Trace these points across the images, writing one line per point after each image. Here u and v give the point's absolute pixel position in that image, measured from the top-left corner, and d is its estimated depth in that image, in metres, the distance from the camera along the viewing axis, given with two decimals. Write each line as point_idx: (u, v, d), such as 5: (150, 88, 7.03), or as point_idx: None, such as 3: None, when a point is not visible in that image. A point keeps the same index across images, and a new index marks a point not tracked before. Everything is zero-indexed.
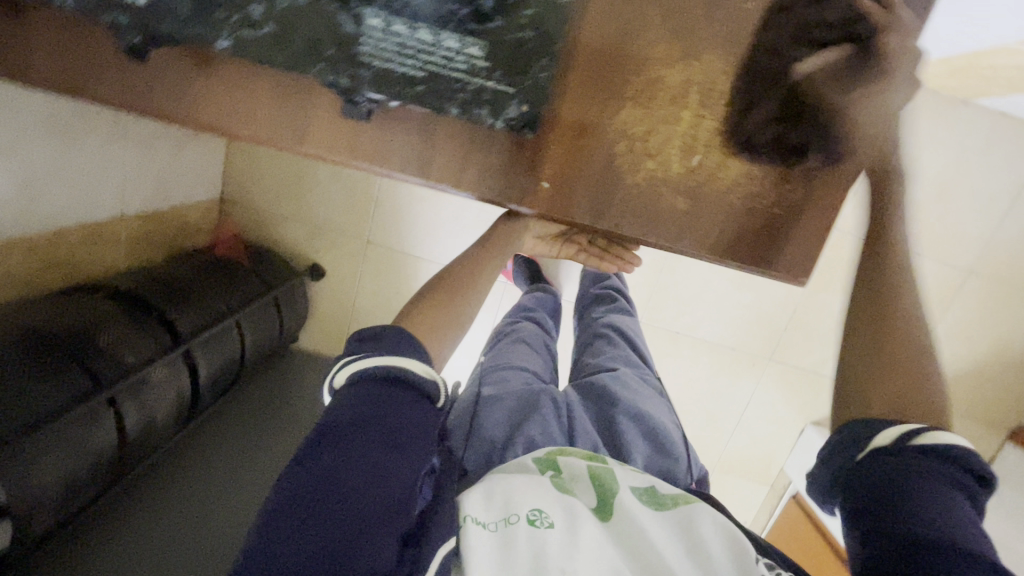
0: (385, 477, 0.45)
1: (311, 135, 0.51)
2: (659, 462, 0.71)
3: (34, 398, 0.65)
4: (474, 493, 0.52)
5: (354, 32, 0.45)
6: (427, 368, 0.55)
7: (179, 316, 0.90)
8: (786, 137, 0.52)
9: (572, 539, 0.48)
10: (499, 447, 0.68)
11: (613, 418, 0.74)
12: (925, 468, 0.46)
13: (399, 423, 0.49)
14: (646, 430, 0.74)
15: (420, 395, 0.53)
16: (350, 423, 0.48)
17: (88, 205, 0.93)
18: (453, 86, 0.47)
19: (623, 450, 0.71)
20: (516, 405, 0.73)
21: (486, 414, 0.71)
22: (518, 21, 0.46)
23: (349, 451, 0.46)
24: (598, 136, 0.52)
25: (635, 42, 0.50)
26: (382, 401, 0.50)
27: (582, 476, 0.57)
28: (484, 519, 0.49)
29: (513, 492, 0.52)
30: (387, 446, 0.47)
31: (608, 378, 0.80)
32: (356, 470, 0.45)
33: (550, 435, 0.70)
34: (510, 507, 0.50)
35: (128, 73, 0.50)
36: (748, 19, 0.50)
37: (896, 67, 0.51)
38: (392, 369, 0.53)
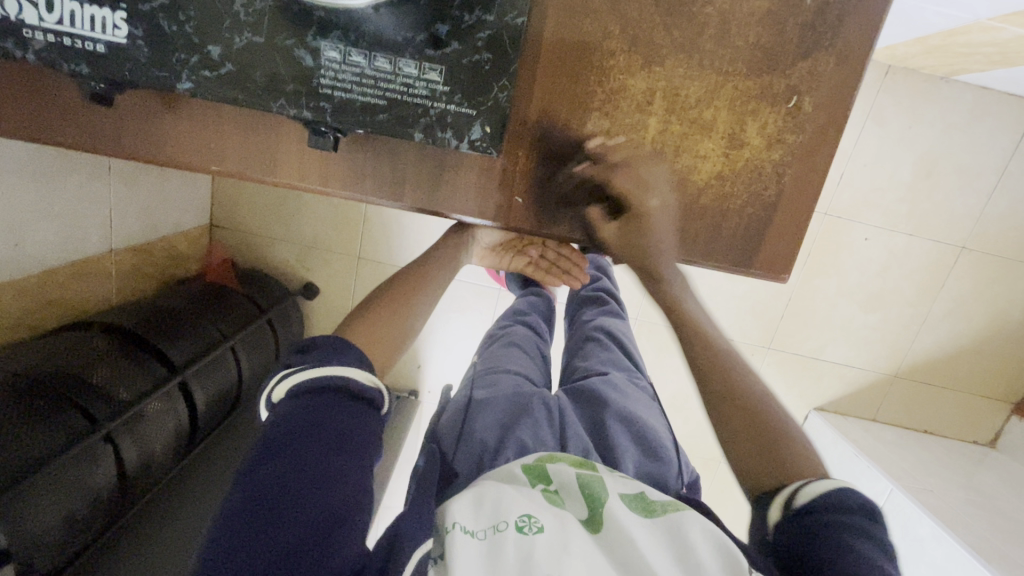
0: (334, 479, 0.49)
1: (280, 163, 0.52)
2: (650, 466, 0.72)
3: (31, 441, 0.65)
4: (463, 501, 0.52)
5: (313, 65, 0.44)
6: (370, 377, 0.59)
7: (171, 347, 0.90)
8: (752, 137, 0.52)
9: (559, 549, 0.48)
10: (491, 450, 0.68)
11: (604, 422, 0.74)
12: (833, 520, 0.46)
13: (347, 428, 0.53)
14: (636, 436, 0.74)
15: (364, 402, 0.57)
16: (298, 432, 0.51)
17: (75, 243, 0.94)
18: (415, 112, 0.45)
19: (615, 454, 0.71)
20: (507, 410, 0.73)
21: (478, 419, 0.72)
22: (479, 39, 0.44)
23: (295, 457, 0.49)
24: (566, 148, 0.52)
25: (596, 53, 0.50)
26: (324, 409, 0.53)
27: (571, 484, 0.57)
28: (473, 528, 0.50)
29: (504, 499, 0.52)
30: (335, 450, 0.50)
31: (598, 383, 0.80)
32: (306, 475, 0.48)
33: (542, 439, 0.70)
34: (499, 514, 0.50)
35: (100, 118, 0.51)
36: (709, 22, 0.50)
37: (864, 59, 0.51)
38: (335, 378, 0.56)
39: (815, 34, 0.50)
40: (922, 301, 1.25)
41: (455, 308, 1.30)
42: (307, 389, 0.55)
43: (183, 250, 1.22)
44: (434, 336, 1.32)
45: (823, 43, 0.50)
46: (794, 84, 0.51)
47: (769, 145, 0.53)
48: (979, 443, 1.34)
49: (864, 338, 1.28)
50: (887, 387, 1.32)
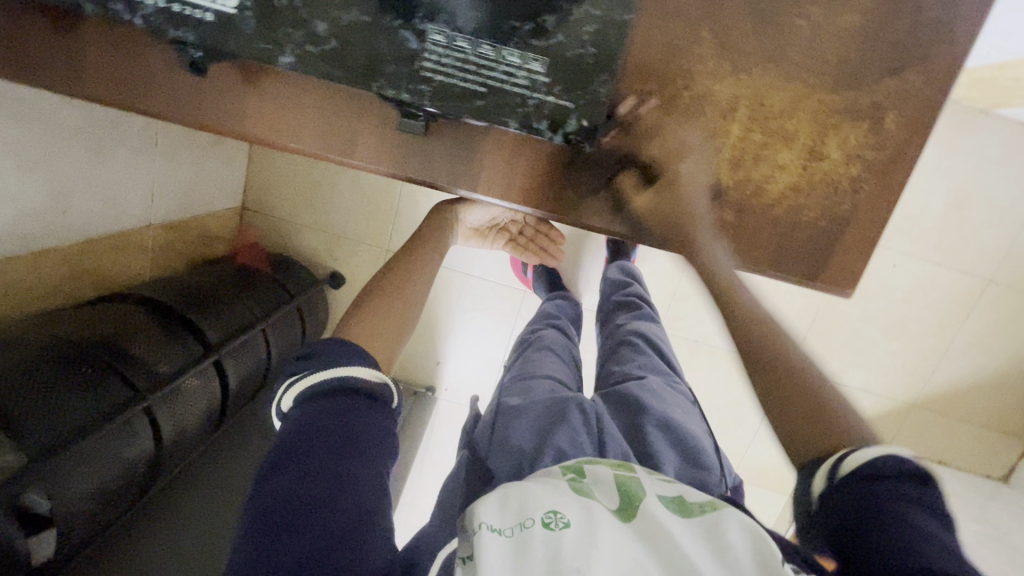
0: (345, 482, 0.47)
1: (359, 145, 0.52)
2: (691, 472, 0.70)
3: (71, 410, 0.64)
4: (490, 497, 0.47)
5: (417, 47, 0.44)
6: (375, 374, 0.59)
7: (206, 324, 0.90)
8: (832, 150, 0.53)
9: (589, 545, 0.43)
10: (529, 456, 0.65)
11: (642, 428, 0.73)
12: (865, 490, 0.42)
13: (358, 431, 0.52)
14: (676, 441, 0.72)
15: (369, 399, 0.57)
16: (309, 438, 0.50)
17: (116, 214, 0.94)
18: (514, 100, 0.45)
19: (655, 460, 0.69)
20: (543, 416, 0.70)
21: (514, 425, 0.70)
22: (585, 33, 0.44)
23: (310, 465, 0.48)
24: (647, 149, 0.53)
25: (683, 58, 0.51)
26: (327, 413, 0.53)
27: (607, 482, 0.52)
28: (500, 526, 0.44)
29: (531, 495, 0.47)
30: (346, 453, 0.50)
31: (635, 387, 0.79)
32: (321, 479, 0.47)
33: (579, 445, 0.67)
34: (525, 511, 0.45)
35: (185, 89, 0.52)
36: (798, 34, 0.50)
37: (950, 79, 0.51)
38: (336, 381, 0.56)
39: (905, 52, 0.50)
40: (945, 331, 1.25)
41: (480, 307, 1.29)
42: (315, 393, 0.55)
43: (215, 230, 1.23)
44: (456, 334, 1.32)
45: (910, 62, 0.51)
46: (878, 101, 0.51)
47: (848, 160, 0.53)
48: (992, 478, 1.33)
49: (885, 365, 1.28)
50: (903, 415, 1.31)
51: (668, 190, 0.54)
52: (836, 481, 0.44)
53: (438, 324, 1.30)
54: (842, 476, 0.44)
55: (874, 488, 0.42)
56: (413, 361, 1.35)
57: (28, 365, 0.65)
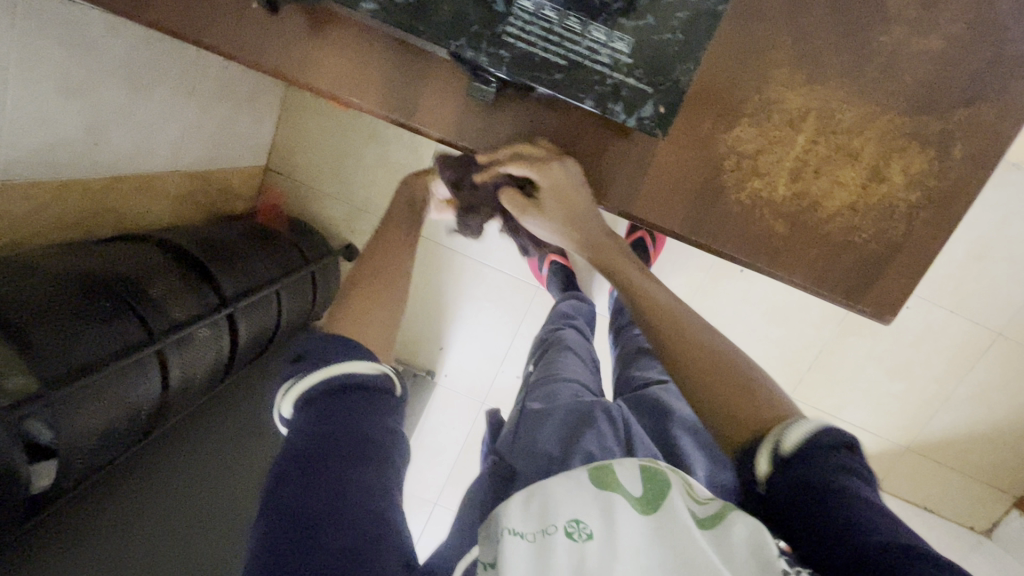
0: (352, 492, 0.45)
1: (420, 106, 0.51)
2: (725, 476, 0.66)
3: (85, 342, 0.62)
4: (515, 496, 0.44)
5: (503, 11, 0.43)
6: (375, 367, 0.55)
7: (223, 276, 0.88)
8: (893, 174, 0.52)
9: (612, 559, 0.41)
10: (556, 459, 0.62)
11: (670, 432, 0.71)
12: (815, 467, 0.40)
13: (363, 434, 0.49)
14: (705, 445, 0.70)
15: (369, 393, 0.53)
16: (313, 445, 0.47)
17: (142, 155, 0.92)
18: (593, 78, 0.44)
19: (686, 464, 0.66)
20: (569, 421, 0.68)
21: (540, 429, 0.67)
22: (674, 18, 0.43)
23: (315, 475, 0.45)
24: (711, 147, 0.52)
25: (760, 61, 0.50)
26: (330, 415, 0.50)
27: (632, 467, 0.47)
28: (522, 530, 0.42)
29: (552, 495, 0.44)
30: (352, 460, 0.47)
31: (660, 392, 0.77)
32: (328, 492, 0.44)
33: (608, 449, 0.65)
34: (547, 516, 0.43)
35: (251, 25, 0.51)
36: (878, 52, 0.50)
37: (1019, 116, 0.50)
38: (333, 379, 0.52)
39: (978, 84, 0.50)
40: (948, 379, 1.24)
41: (490, 298, 1.28)
42: (315, 395, 0.51)
43: (237, 186, 1.21)
44: (462, 322, 1.30)
45: (984, 95, 0.50)
46: (948, 129, 0.51)
47: (908, 185, 0.52)
48: (976, 530, 1.32)
49: (885, 404, 1.27)
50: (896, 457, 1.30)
51: (725, 193, 0.53)
52: (781, 458, 0.42)
53: (445, 309, 1.30)
54: (786, 455, 0.41)
55: (825, 463, 0.40)
56: (415, 343, 1.33)
57: (48, 289, 0.63)
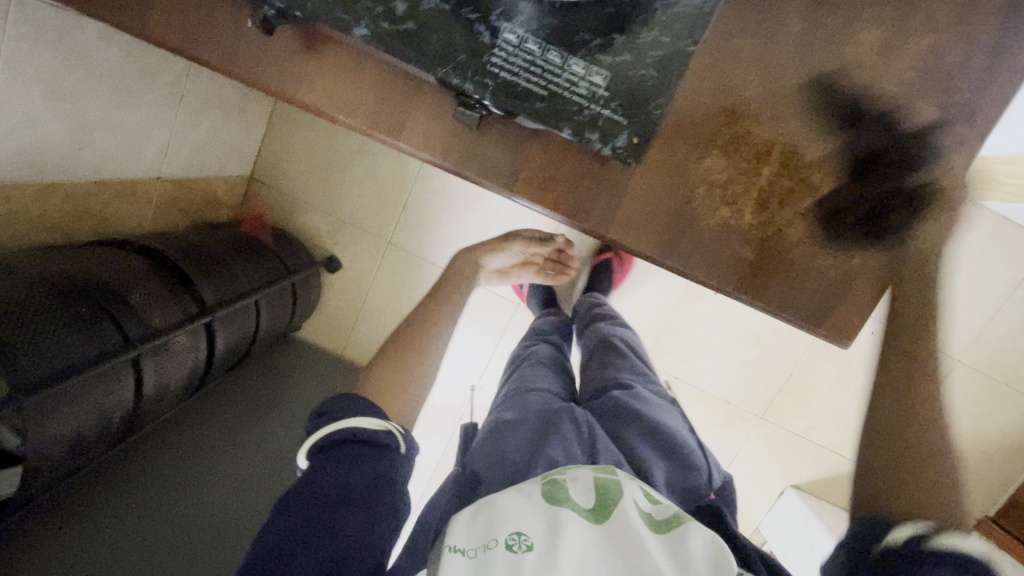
0: (333, 537, 0.45)
1: (407, 127, 0.53)
2: (680, 479, 0.69)
3: (63, 347, 0.62)
4: (460, 514, 0.46)
5: (489, 43, 0.46)
6: (377, 422, 0.56)
7: (204, 284, 0.88)
8: (851, 206, 0.55)
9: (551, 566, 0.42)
10: (521, 468, 0.63)
11: (634, 437, 0.71)
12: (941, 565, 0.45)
13: (355, 483, 0.50)
14: (666, 448, 0.71)
15: (370, 446, 0.54)
16: (307, 490, 0.49)
17: (127, 160, 0.92)
18: (572, 109, 0.47)
19: (645, 468, 0.68)
20: (537, 429, 0.68)
21: (508, 437, 0.67)
22: (648, 57, 0.46)
23: (302, 518, 0.47)
24: (683, 176, 0.55)
25: (730, 97, 0.54)
26: (329, 465, 0.52)
27: (584, 481, 0.50)
28: (464, 546, 0.43)
29: (502, 511, 0.46)
30: (339, 506, 0.48)
31: (625, 395, 0.77)
32: (309, 535, 0.45)
33: (572, 455, 0.65)
34: (490, 531, 0.44)
35: (245, 43, 0.52)
36: (837, 93, 0.54)
37: (964, 157, 0.54)
38: (337, 430, 0.54)
39: (927, 126, 0.54)
40: None
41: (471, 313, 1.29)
42: (318, 450, 0.54)
43: (220, 194, 1.21)
44: None
45: (933, 137, 0.54)
46: (901, 167, 0.55)
47: (864, 216, 0.56)
48: None
49: None
50: None
51: (695, 218, 0.56)
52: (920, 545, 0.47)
53: None
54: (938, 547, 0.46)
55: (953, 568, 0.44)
56: None
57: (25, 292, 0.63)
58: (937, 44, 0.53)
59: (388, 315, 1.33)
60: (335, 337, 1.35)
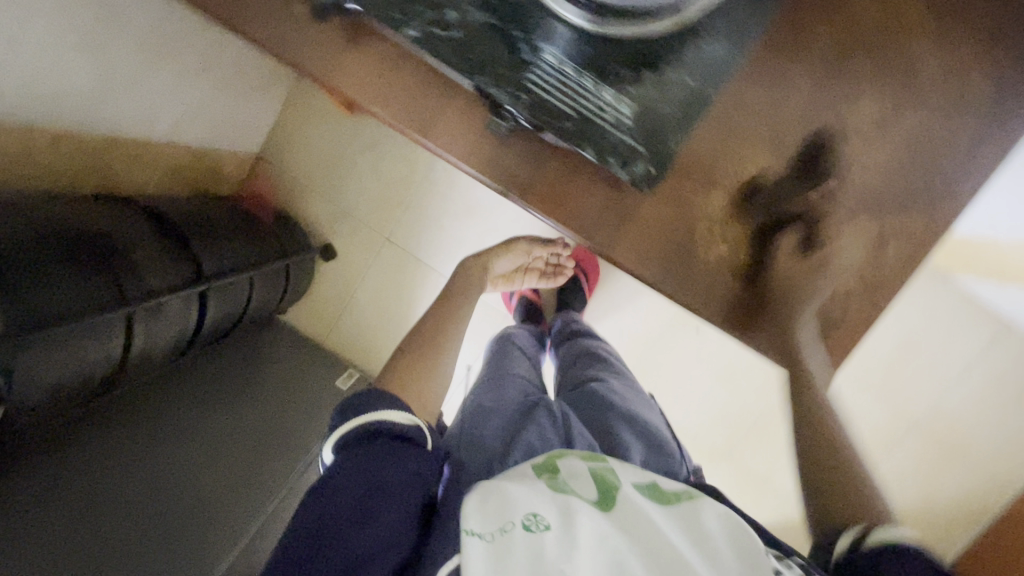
0: (365, 518, 0.51)
1: (437, 127, 0.56)
2: (655, 461, 0.73)
3: (56, 294, 0.62)
4: (471, 499, 0.47)
5: (528, 60, 0.49)
6: (406, 418, 0.61)
7: (203, 253, 0.88)
8: (838, 261, 0.59)
9: (571, 545, 0.44)
10: (499, 454, 0.65)
11: (609, 425, 0.75)
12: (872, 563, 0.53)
13: (384, 473, 0.55)
14: (640, 434, 0.76)
15: (398, 440, 0.59)
16: (341, 476, 0.54)
17: (143, 121, 0.92)
18: (598, 133, 0.50)
19: (623, 451, 0.71)
20: (513, 418, 0.72)
21: (486, 424, 0.70)
22: (673, 96, 0.50)
23: (338, 500, 0.52)
24: (690, 211, 0.58)
25: (739, 145, 0.58)
26: (360, 454, 0.56)
27: (583, 474, 0.52)
28: (481, 530, 0.45)
29: (512, 496, 0.47)
30: (370, 491, 0.53)
31: (601, 389, 0.81)
32: (343, 516, 0.51)
33: (548, 440, 0.68)
34: (505, 513, 0.46)
35: (293, 26, 0.55)
36: (835, 155, 0.58)
37: (941, 231, 0.59)
38: (370, 426, 0.59)
39: (912, 198, 0.59)
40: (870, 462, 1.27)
41: None
42: (348, 440, 0.58)
43: (226, 168, 1.22)
44: None
45: (917, 208, 0.59)
46: (884, 232, 0.59)
47: (848, 272, 0.60)
48: None
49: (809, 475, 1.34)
50: None
51: (695, 251, 0.59)
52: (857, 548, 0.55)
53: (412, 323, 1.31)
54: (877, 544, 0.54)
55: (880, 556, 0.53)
56: (376, 352, 1.34)
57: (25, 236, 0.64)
58: (930, 126, 0.58)
59: (374, 310, 1.34)
60: (319, 325, 1.36)
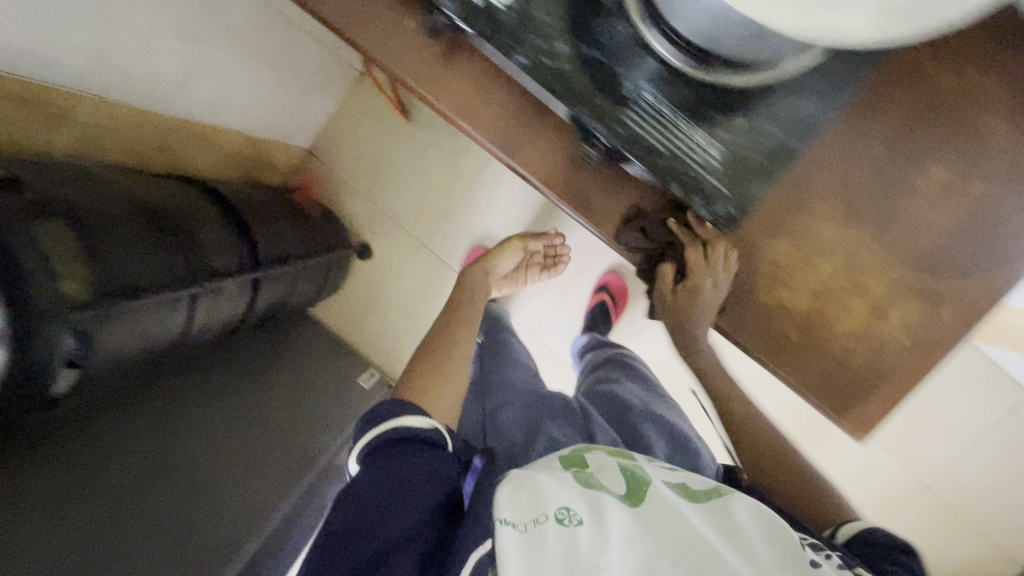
0: (389, 519, 0.52)
1: (523, 150, 0.60)
2: (679, 456, 0.79)
3: (130, 269, 0.64)
4: (504, 488, 0.49)
5: (629, 97, 0.51)
6: (425, 421, 0.61)
7: (260, 240, 0.91)
8: (893, 317, 0.61)
9: (604, 540, 0.45)
10: (521, 446, 0.76)
11: (631, 425, 0.83)
12: None
13: (405, 474, 0.56)
14: (664, 433, 0.83)
15: (418, 443, 0.59)
16: (365, 482, 0.56)
17: (213, 106, 0.95)
18: (685, 171, 0.52)
19: (643, 447, 0.80)
20: (531, 414, 0.82)
21: (507, 420, 0.81)
22: (761, 145, 0.52)
23: (361, 503, 0.53)
24: (757, 256, 0.60)
25: (809, 195, 0.59)
26: (383, 460, 0.57)
27: (610, 468, 0.54)
28: (513, 519, 0.46)
29: (544, 488, 0.49)
30: (391, 494, 0.54)
31: (622, 394, 0.89)
32: (367, 518, 0.52)
33: (568, 436, 0.79)
34: (539, 505, 0.47)
35: (396, 38, 0.57)
36: (900, 215, 0.60)
37: (997, 298, 0.60)
38: (391, 431, 0.60)
39: (970, 263, 0.60)
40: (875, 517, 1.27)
41: None
42: (371, 447, 0.60)
43: (279, 160, 1.25)
44: None
45: (974, 274, 0.60)
46: (941, 293, 0.60)
47: (902, 328, 0.61)
48: None
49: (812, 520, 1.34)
50: None
51: (754, 292, 0.61)
52: None
53: None
54: None
55: None
56: (400, 354, 1.36)
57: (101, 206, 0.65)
58: (995, 195, 0.60)
59: (403, 313, 1.35)
60: (344, 321, 1.37)
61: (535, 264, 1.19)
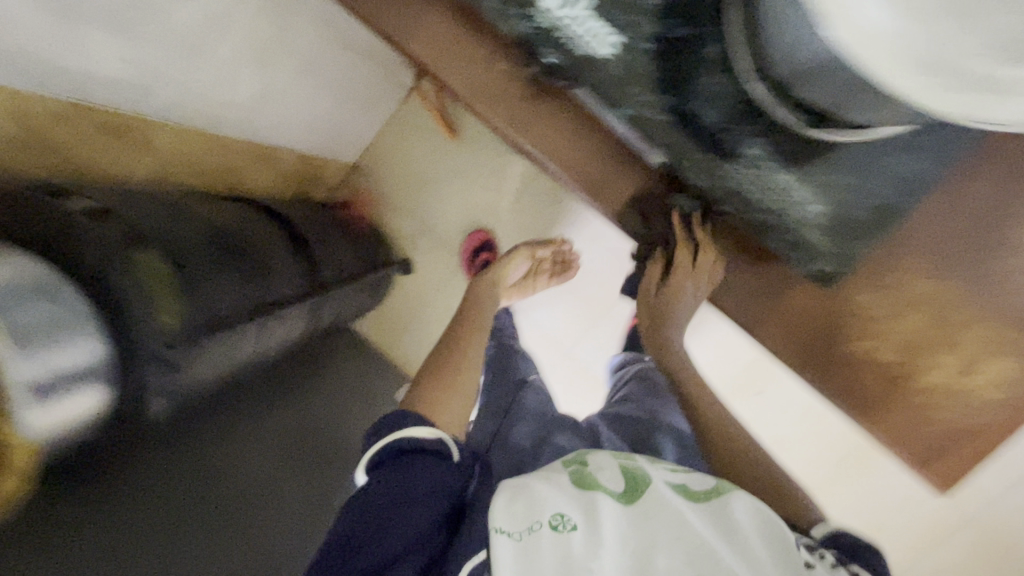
0: (391, 531, 0.49)
1: (603, 192, 0.61)
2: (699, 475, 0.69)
3: (210, 297, 0.67)
4: (498, 498, 0.47)
5: (730, 153, 0.52)
6: (431, 429, 0.54)
7: (324, 259, 0.93)
8: (994, 373, 0.55)
9: (599, 545, 0.43)
10: (529, 454, 0.68)
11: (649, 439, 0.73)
12: None
13: (409, 485, 0.51)
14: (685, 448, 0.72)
15: (425, 454, 0.53)
16: (368, 490, 0.51)
17: (277, 127, 0.97)
18: (786, 228, 0.53)
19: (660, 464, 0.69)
20: (543, 422, 0.73)
21: (516, 428, 0.71)
22: (864, 201, 0.52)
23: (362, 513, 0.50)
24: (846, 308, 0.58)
25: (902, 241, 0.56)
26: (388, 471, 0.52)
27: (610, 469, 0.50)
28: (508, 529, 0.45)
29: (538, 495, 0.47)
30: (394, 505, 0.50)
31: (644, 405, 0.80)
32: (368, 530, 0.49)
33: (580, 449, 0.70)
34: (533, 512, 0.45)
35: (484, 76, 0.59)
36: (1005, 264, 0.55)
37: None
38: (394, 441, 0.54)
39: None
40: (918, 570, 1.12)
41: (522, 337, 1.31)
42: (375, 459, 0.54)
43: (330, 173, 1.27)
44: None
45: None
46: None
47: (1003, 386, 0.55)
48: None
49: None
50: None
51: (836, 340, 0.58)
52: None
53: None
54: None
55: None
56: None
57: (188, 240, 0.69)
58: None
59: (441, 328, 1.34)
60: (384, 335, 1.38)
61: (544, 270, 1.04)
